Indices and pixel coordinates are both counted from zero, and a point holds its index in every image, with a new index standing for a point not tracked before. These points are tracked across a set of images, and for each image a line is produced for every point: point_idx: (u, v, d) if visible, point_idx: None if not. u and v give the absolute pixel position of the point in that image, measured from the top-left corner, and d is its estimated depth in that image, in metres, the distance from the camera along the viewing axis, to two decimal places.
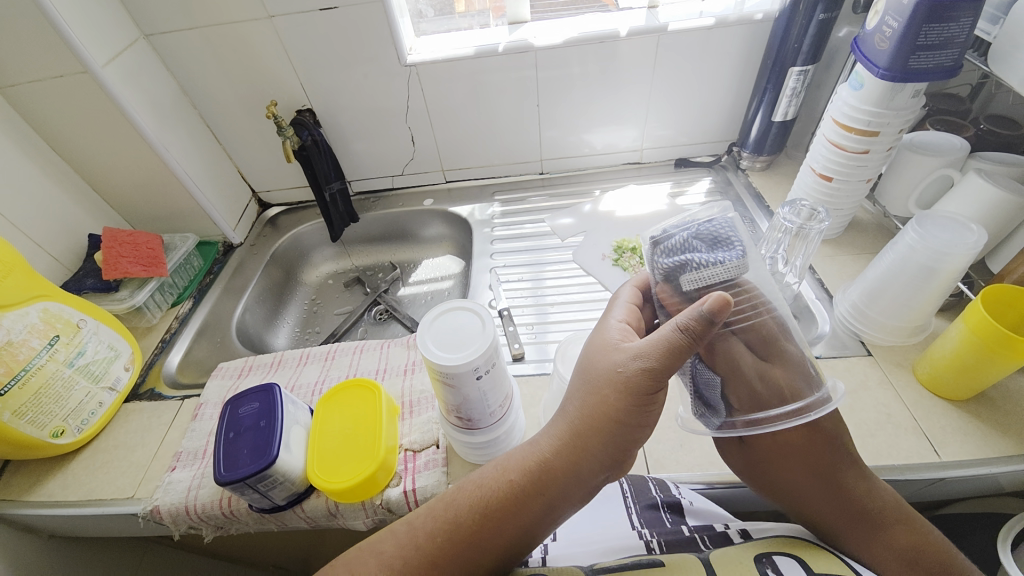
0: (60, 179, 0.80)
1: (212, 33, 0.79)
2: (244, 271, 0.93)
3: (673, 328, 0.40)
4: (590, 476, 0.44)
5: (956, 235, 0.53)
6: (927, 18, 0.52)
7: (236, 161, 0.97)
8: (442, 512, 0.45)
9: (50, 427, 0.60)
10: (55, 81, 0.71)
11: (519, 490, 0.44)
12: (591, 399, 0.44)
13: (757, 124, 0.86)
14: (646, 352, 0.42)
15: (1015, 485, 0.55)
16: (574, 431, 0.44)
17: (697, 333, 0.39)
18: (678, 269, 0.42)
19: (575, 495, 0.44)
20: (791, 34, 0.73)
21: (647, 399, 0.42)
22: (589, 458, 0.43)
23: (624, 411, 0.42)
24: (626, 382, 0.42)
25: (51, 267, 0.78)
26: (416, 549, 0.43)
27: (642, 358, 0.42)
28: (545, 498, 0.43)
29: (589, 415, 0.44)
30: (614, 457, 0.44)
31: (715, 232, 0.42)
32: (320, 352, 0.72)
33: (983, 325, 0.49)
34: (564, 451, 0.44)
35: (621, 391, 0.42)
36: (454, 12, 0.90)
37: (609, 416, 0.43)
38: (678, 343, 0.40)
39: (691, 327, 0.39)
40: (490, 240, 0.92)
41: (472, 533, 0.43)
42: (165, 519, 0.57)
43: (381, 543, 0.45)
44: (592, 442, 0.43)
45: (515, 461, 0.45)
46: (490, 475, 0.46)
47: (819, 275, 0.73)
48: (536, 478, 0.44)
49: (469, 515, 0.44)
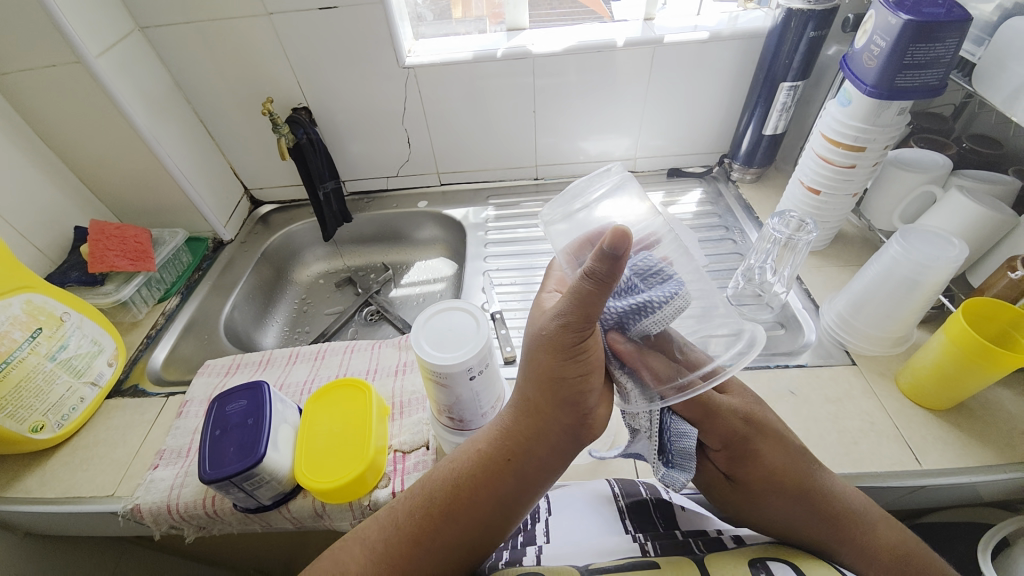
0: (49, 170, 0.79)
1: (209, 28, 0.79)
2: (233, 268, 0.92)
3: (579, 276, 0.38)
4: (550, 437, 0.44)
5: (939, 249, 0.55)
6: (913, 38, 0.54)
7: (228, 157, 0.96)
8: (418, 490, 0.45)
9: (29, 421, 0.59)
10: (47, 71, 0.70)
11: (489, 458, 0.44)
12: (533, 363, 0.43)
13: (748, 136, 0.88)
14: (563, 310, 0.40)
15: (993, 494, 0.56)
16: (526, 397, 0.44)
17: (604, 274, 0.37)
18: (630, 315, 0.43)
19: (541, 459, 0.44)
20: (782, 50, 0.75)
21: (580, 352, 0.41)
22: (545, 420, 0.43)
23: (559, 368, 0.41)
24: (551, 341, 0.41)
25: (35, 259, 0.76)
26: (395, 528, 0.43)
27: (560, 317, 0.40)
28: (513, 465, 0.44)
29: (534, 378, 0.43)
30: (572, 417, 0.43)
31: (650, 267, 0.44)
32: (309, 352, 0.72)
33: (965, 336, 0.51)
34: (521, 416, 0.44)
35: (551, 351, 0.41)
36: (452, 18, 0.91)
37: (549, 374, 0.42)
38: (587, 289, 0.38)
39: (596, 271, 0.37)
40: (484, 243, 0.92)
41: (447, 507, 0.43)
42: (145, 518, 0.56)
43: (364, 530, 0.44)
44: (544, 404, 0.43)
45: (483, 433, 0.46)
46: (460, 452, 0.46)
47: (806, 286, 0.74)
48: (501, 444, 0.44)
49: (442, 488, 0.44)
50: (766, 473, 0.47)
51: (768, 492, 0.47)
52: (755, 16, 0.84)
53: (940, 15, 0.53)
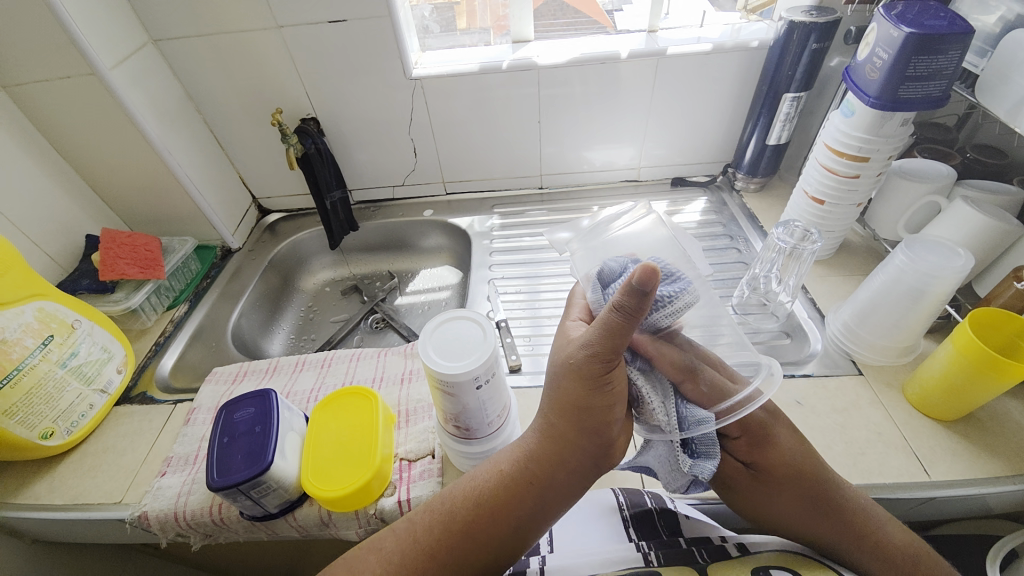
0: (62, 179, 0.80)
1: (220, 41, 0.80)
2: (241, 276, 0.93)
3: (608, 310, 0.39)
4: (572, 462, 0.44)
5: (944, 259, 0.55)
6: (916, 50, 0.54)
7: (237, 166, 0.98)
8: (437, 505, 0.45)
9: (39, 428, 0.59)
10: (62, 82, 0.71)
11: (512, 480, 0.44)
12: (559, 389, 0.43)
13: (752, 146, 0.88)
14: (592, 340, 0.41)
15: (1004, 506, 0.56)
16: (551, 423, 0.44)
17: (632, 307, 0.38)
18: (646, 307, 0.44)
19: (562, 484, 0.44)
20: (784, 61, 0.76)
21: (604, 383, 0.42)
22: (569, 447, 0.44)
23: (585, 396, 0.42)
24: (578, 370, 0.42)
25: (47, 267, 0.77)
26: (413, 542, 0.43)
27: (587, 346, 0.41)
28: (535, 487, 0.44)
29: (559, 404, 0.44)
30: (594, 445, 0.44)
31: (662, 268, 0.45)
32: (316, 359, 0.72)
33: (972, 346, 0.50)
34: (546, 441, 0.45)
35: (579, 379, 0.42)
36: (457, 30, 0.93)
37: (575, 402, 0.43)
38: (616, 322, 0.39)
39: (624, 304, 0.38)
40: (489, 252, 0.93)
41: (468, 525, 0.43)
42: (152, 526, 0.56)
43: (381, 540, 0.44)
44: (570, 430, 0.43)
45: (506, 455, 0.47)
46: (481, 472, 0.46)
47: (811, 295, 0.74)
48: (524, 467, 0.45)
49: (461, 506, 0.44)
50: (794, 462, 0.48)
51: (793, 483, 0.47)
52: (757, 29, 0.85)
53: (942, 27, 0.54)
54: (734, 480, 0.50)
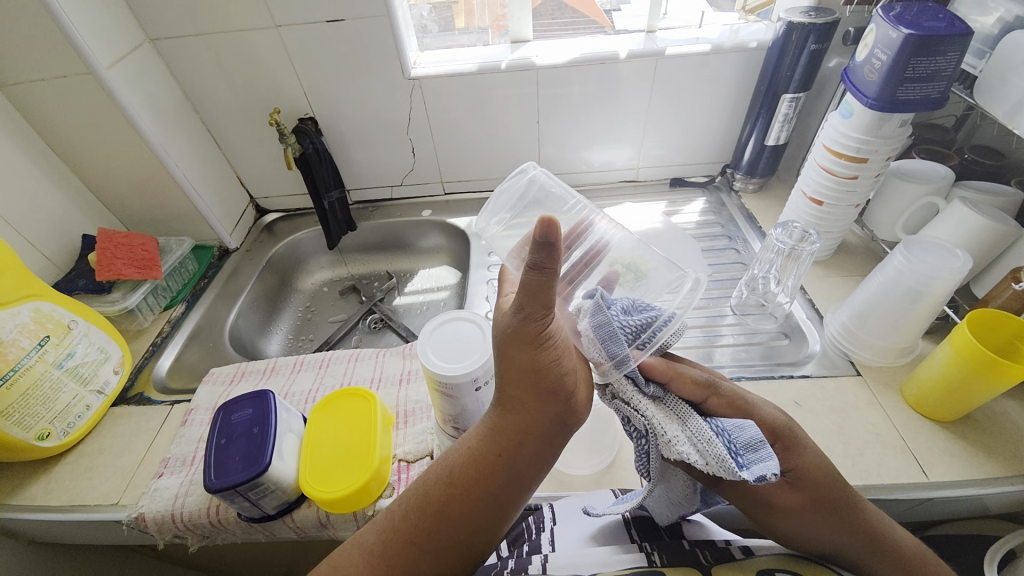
0: (57, 179, 0.80)
1: (218, 40, 0.80)
2: (239, 276, 0.93)
3: (524, 270, 0.39)
4: (536, 424, 0.43)
5: (942, 259, 0.55)
6: (914, 52, 0.54)
7: (234, 166, 0.97)
8: (414, 491, 0.45)
9: (35, 429, 0.59)
10: (58, 81, 0.71)
11: (482, 454, 0.44)
12: (506, 359, 0.43)
13: (750, 147, 0.88)
14: (521, 304, 0.41)
15: (1001, 506, 0.56)
16: (507, 392, 0.44)
17: (543, 262, 0.38)
18: (651, 325, 0.44)
19: (530, 448, 0.43)
20: (783, 62, 0.76)
21: (544, 339, 0.42)
22: (530, 410, 0.43)
23: (534, 357, 0.42)
24: (518, 333, 0.42)
25: (43, 267, 0.77)
26: (392, 529, 0.43)
27: (520, 309, 0.41)
28: (504, 457, 0.43)
29: (511, 371, 0.44)
30: (555, 405, 0.43)
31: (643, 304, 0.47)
32: (314, 360, 0.72)
33: (969, 348, 0.51)
34: (508, 410, 0.44)
35: (523, 342, 0.42)
36: (455, 29, 0.92)
37: (524, 365, 0.43)
38: (535, 279, 0.39)
39: (535, 259, 0.38)
40: (488, 252, 0.92)
41: (443, 504, 0.43)
42: (150, 527, 0.56)
43: (363, 535, 0.44)
44: (526, 393, 0.43)
45: (474, 431, 0.46)
46: (451, 451, 0.46)
47: (810, 296, 0.75)
48: (492, 439, 0.44)
49: (436, 488, 0.44)
50: (826, 468, 0.45)
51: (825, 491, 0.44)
52: (756, 29, 0.85)
53: (940, 29, 0.54)
54: (769, 494, 0.44)
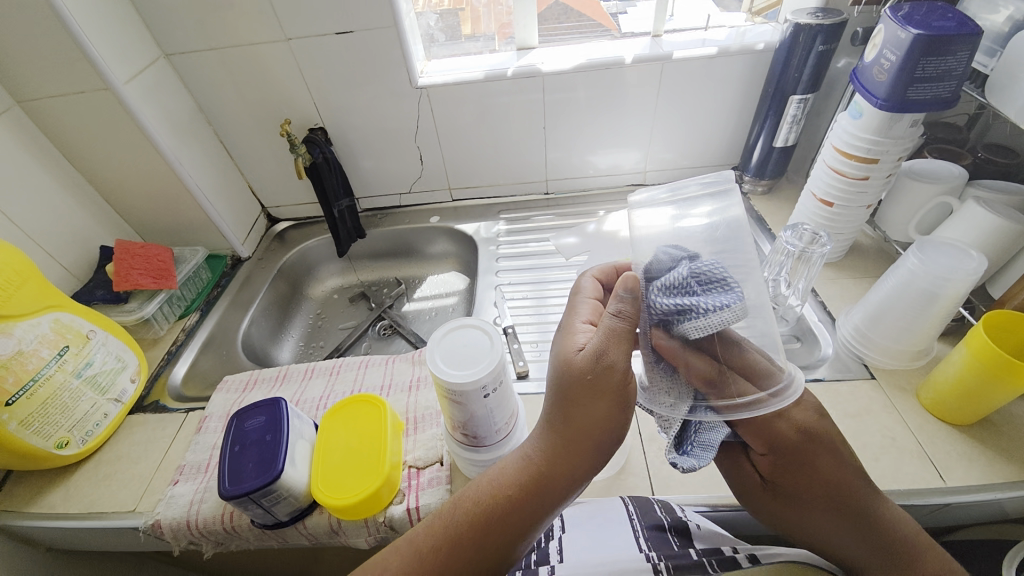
0: (76, 192, 0.82)
1: (229, 54, 0.82)
2: (251, 284, 0.94)
3: (611, 317, 0.45)
4: (580, 476, 0.44)
5: (957, 261, 0.54)
6: (924, 52, 0.54)
7: (247, 176, 0.99)
8: (442, 525, 0.43)
9: (54, 437, 0.60)
10: (76, 97, 0.73)
11: (517, 501, 0.43)
12: (568, 406, 0.44)
13: (759, 148, 0.88)
14: (603, 348, 0.44)
15: (1020, 512, 0.55)
16: (560, 438, 0.44)
17: (627, 313, 0.45)
18: (677, 313, 0.44)
19: (564, 497, 0.44)
20: (790, 64, 0.76)
21: (621, 393, 0.44)
22: (576, 461, 0.44)
23: (605, 410, 0.43)
24: (596, 381, 0.44)
25: (63, 278, 0.79)
26: (419, 566, 0.42)
27: (603, 355, 0.44)
28: (541, 502, 0.43)
29: (571, 420, 0.44)
30: (600, 452, 0.44)
31: (711, 273, 0.44)
32: (325, 367, 0.73)
33: (986, 350, 0.50)
34: (554, 457, 0.44)
35: (597, 391, 0.44)
36: (462, 36, 0.93)
37: (587, 415, 0.44)
38: (621, 328, 0.45)
39: (625, 311, 0.45)
40: (495, 258, 0.93)
41: (475, 547, 0.42)
42: (165, 533, 0.57)
43: (381, 563, 0.42)
44: (580, 444, 0.44)
45: (508, 474, 0.45)
46: (483, 486, 0.45)
47: (821, 299, 0.74)
48: (527, 485, 0.44)
49: (468, 525, 0.43)
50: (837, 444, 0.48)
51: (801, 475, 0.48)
52: (763, 31, 0.85)
53: (949, 28, 0.53)
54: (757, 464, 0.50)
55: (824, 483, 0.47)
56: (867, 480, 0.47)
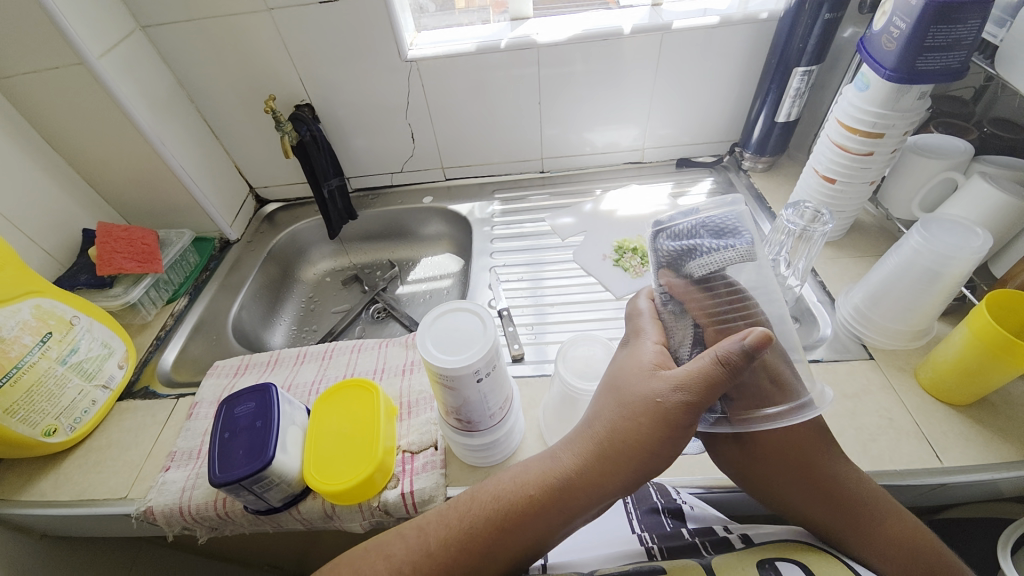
0: (55, 174, 0.79)
1: (209, 26, 0.78)
2: (241, 267, 0.92)
3: (717, 360, 0.39)
4: (608, 498, 0.43)
5: (961, 238, 0.53)
6: (935, 20, 0.51)
7: (232, 155, 0.96)
8: (458, 521, 0.44)
9: (42, 425, 0.60)
10: (49, 74, 0.69)
11: (539, 506, 0.43)
12: (619, 423, 0.43)
13: (760, 124, 0.85)
14: (688, 384, 0.40)
15: (1015, 491, 0.55)
16: (602, 451, 0.43)
17: (734, 368, 0.39)
18: (685, 254, 0.45)
19: (586, 513, 0.43)
20: (795, 33, 0.73)
21: (680, 432, 0.41)
22: (611, 480, 0.42)
23: (657, 443, 0.41)
24: (664, 413, 0.41)
25: (44, 262, 0.77)
26: (428, 554, 0.43)
27: (683, 390, 0.40)
28: (563, 516, 0.43)
29: (618, 443, 0.42)
30: (636, 479, 0.43)
31: (720, 223, 0.45)
32: (317, 351, 0.71)
33: (988, 330, 0.49)
34: (588, 470, 0.43)
35: (658, 421, 0.41)
36: (455, 8, 0.89)
37: (641, 442, 0.42)
38: (719, 378, 0.39)
39: (732, 360, 0.39)
40: (490, 239, 0.91)
41: (488, 544, 0.43)
42: (158, 520, 0.56)
43: (388, 545, 0.44)
44: (620, 465, 0.42)
45: (533, 475, 0.44)
46: (506, 487, 0.44)
47: (821, 278, 0.72)
48: (552, 492, 0.43)
49: (485, 524, 0.43)
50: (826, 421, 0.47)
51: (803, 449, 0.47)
52: None
53: None
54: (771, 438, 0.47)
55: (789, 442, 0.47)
56: (826, 438, 0.47)
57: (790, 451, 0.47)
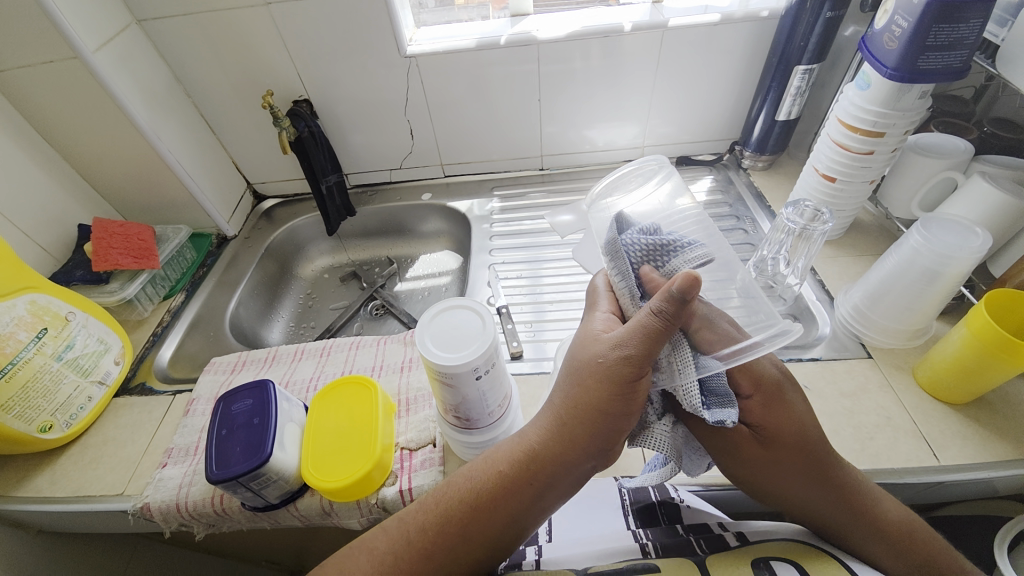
0: (51, 168, 0.78)
1: (207, 20, 0.77)
2: (238, 264, 0.92)
3: (647, 312, 0.39)
4: (576, 464, 0.42)
5: (961, 238, 0.53)
6: (937, 18, 0.51)
7: (229, 150, 0.95)
8: (432, 506, 0.44)
9: (37, 421, 0.59)
10: (44, 67, 0.69)
11: (508, 480, 0.43)
12: (574, 391, 0.43)
13: (760, 123, 0.85)
14: (626, 340, 0.40)
15: (1011, 489, 0.55)
16: (560, 420, 0.43)
17: (672, 314, 0.38)
18: (665, 249, 0.45)
19: (559, 485, 0.43)
20: (796, 31, 0.72)
21: (632, 388, 0.41)
22: (575, 446, 0.42)
23: (610, 401, 0.41)
24: (607, 370, 0.41)
25: (39, 258, 0.76)
26: (408, 543, 0.43)
27: (621, 347, 0.40)
28: (532, 488, 0.42)
29: (575, 411, 0.42)
30: (599, 444, 0.42)
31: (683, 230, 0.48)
32: (315, 348, 0.71)
33: (986, 329, 0.49)
34: (551, 441, 0.43)
35: (605, 381, 0.41)
36: (454, 4, 0.88)
37: (592, 403, 0.41)
38: (654, 326, 0.39)
39: (664, 309, 0.38)
40: (489, 236, 0.91)
41: (463, 525, 0.42)
42: (155, 516, 0.56)
43: (373, 540, 0.44)
44: (579, 430, 0.42)
45: (502, 453, 0.44)
46: (478, 466, 0.45)
47: (820, 277, 0.73)
48: (520, 466, 0.43)
49: (459, 507, 0.43)
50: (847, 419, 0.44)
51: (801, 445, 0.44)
52: None
53: None
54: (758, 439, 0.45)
55: (794, 434, 0.44)
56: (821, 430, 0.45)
57: (798, 447, 0.44)
